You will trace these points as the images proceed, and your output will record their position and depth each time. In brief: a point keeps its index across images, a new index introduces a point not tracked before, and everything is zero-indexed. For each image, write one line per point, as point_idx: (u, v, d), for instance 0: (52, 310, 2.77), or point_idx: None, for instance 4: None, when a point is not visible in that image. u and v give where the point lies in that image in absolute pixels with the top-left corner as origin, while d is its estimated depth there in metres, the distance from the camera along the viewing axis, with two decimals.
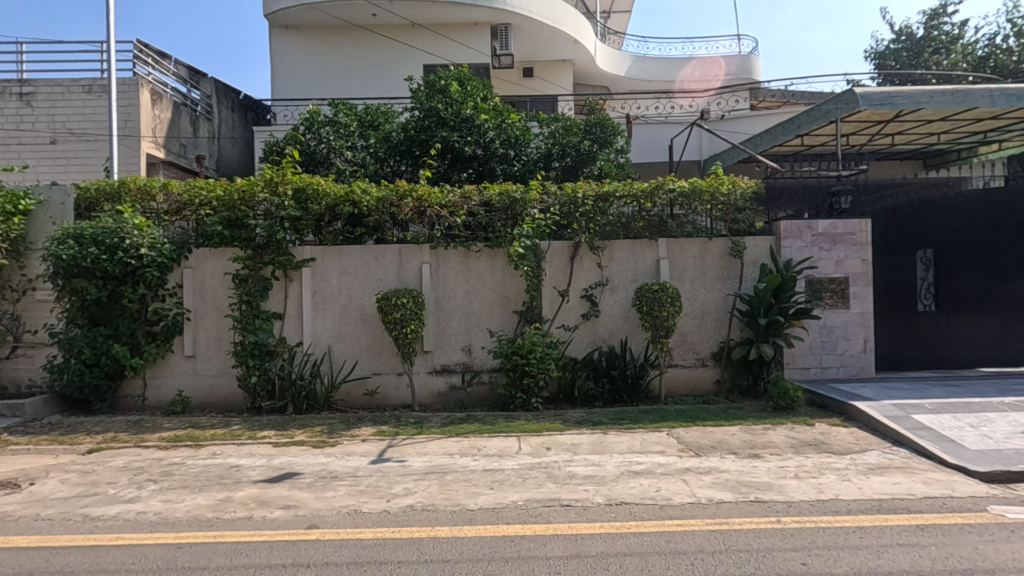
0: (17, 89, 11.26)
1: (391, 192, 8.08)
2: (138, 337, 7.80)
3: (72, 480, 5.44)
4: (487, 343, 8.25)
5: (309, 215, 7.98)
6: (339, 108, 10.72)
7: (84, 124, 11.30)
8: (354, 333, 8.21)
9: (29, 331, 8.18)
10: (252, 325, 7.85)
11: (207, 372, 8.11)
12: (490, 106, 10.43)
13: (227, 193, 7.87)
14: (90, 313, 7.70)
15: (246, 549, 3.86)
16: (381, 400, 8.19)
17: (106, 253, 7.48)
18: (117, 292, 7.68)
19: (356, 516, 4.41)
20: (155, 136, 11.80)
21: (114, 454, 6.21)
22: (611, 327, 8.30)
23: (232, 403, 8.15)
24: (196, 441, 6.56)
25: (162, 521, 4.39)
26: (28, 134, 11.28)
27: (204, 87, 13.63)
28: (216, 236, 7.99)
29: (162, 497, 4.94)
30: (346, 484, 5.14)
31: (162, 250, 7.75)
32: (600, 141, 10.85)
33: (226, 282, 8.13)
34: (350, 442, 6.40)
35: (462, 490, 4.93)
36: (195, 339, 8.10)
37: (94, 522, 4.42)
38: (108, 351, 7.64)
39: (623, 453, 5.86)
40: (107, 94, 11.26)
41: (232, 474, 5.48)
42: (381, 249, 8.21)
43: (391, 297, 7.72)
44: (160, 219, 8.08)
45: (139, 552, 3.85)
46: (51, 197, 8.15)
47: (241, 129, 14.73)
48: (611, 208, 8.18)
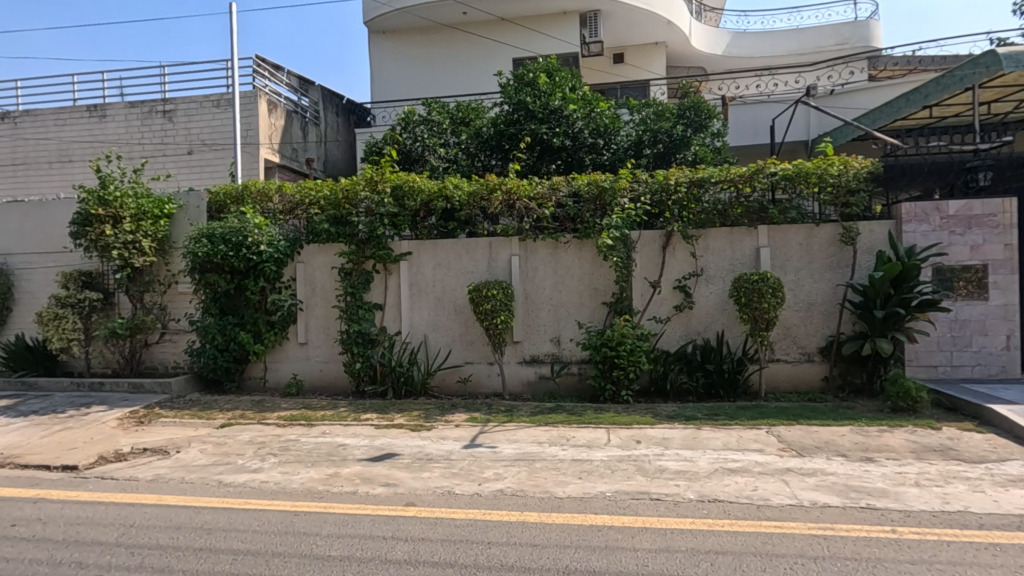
0: (161, 107, 12.86)
1: (482, 186, 8.28)
2: (259, 325, 8.65)
3: (209, 450, 6.20)
4: (576, 334, 8.25)
5: (406, 211, 8.41)
6: (432, 107, 11.13)
7: (214, 135, 12.65)
8: (447, 323, 8.56)
9: (174, 319, 9.39)
10: (356, 315, 8.41)
11: (318, 357, 8.85)
12: (579, 95, 10.33)
13: (332, 192, 8.50)
14: (221, 304, 8.70)
15: (353, 520, 4.19)
16: (473, 387, 8.48)
17: (233, 250, 8.37)
18: (242, 285, 8.59)
19: (450, 496, 4.65)
20: (272, 143, 12.97)
21: (242, 429, 6.98)
22: (706, 319, 7.98)
23: (339, 387, 8.81)
24: (308, 421, 7.19)
25: (281, 491, 4.89)
26: (170, 146, 12.84)
27: (312, 95, 14.76)
28: (323, 233, 8.64)
29: (282, 468, 5.50)
30: (441, 466, 5.41)
31: (278, 246, 8.54)
32: (695, 124, 10.37)
33: (333, 275, 8.82)
34: (445, 427, 6.70)
35: (551, 478, 5.01)
36: (307, 328, 8.87)
37: (227, 487, 5.01)
38: (235, 338, 8.57)
39: (717, 450, 5.64)
40: (231, 107, 12.52)
41: (339, 452, 5.96)
42: (473, 243, 8.47)
43: (481, 289, 7.96)
44: (277, 219, 8.91)
45: (263, 515, 4.32)
46: (189, 201, 9.28)
47: (345, 131, 15.89)
48: (705, 195, 7.82)
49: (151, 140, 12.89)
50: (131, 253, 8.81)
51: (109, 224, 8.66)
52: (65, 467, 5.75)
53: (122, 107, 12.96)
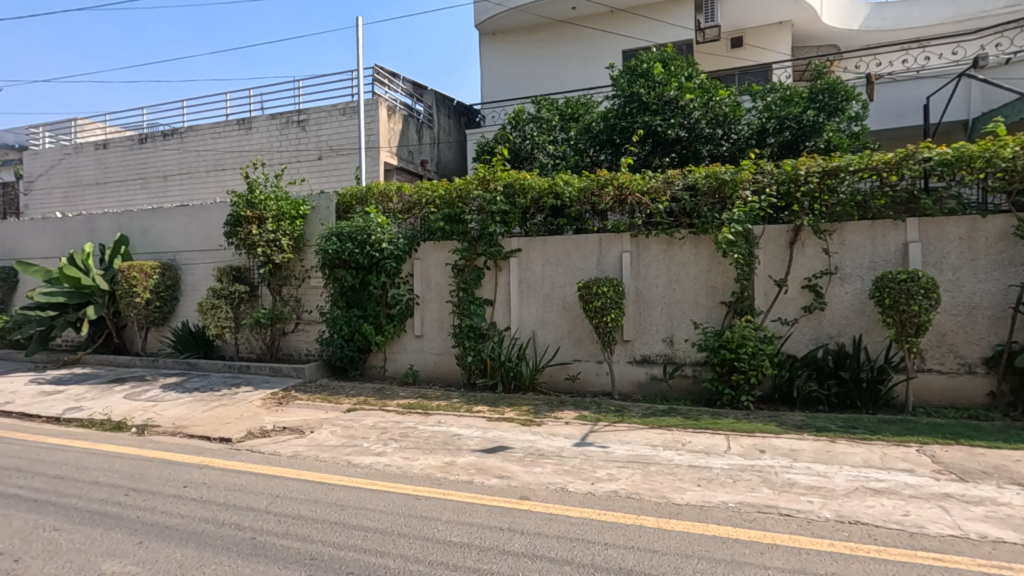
0: (296, 118, 14.16)
1: (592, 181, 8.18)
2: (380, 318, 9.23)
3: (339, 431, 6.73)
4: (691, 335, 7.88)
5: (517, 208, 8.53)
6: (542, 105, 11.23)
7: (340, 141, 13.70)
8: (556, 320, 8.56)
9: (307, 310, 10.32)
10: (468, 309, 8.69)
11: (432, 349, 9.27)
12: (696, 84, 9.85)
13: (447, 191, 8.85)
14: (348, 298, 9.41)
15: (470, 509, 4.33)
16: (582, 385, 8.40)
17: (358, 248, 9.01)
18: (365, 280, 9.22)
19: (564, 493, 4.64)
20: (391, 146, 13.80)
21: (366, 414, 7.50)
22: (840, 321, 7.26)
23: (451, 379, 9.15)
24: (425, 410, 7.56)
25: (404, 475, 5.17)
26: (303, 152, 14.10)
27: (427, 99, 15.48)
28: (438, 231, 9.02)
29: (403, 454, 5.82)
30: (552, 462, 5.43)
31: (397, 244, 9.06)
32: (828, 108, 9.46)
33: (447, 271, 9.19)
34: (555, 424, 6.72)
35: (667, 483, 4.83)
36: (422, 321, 9.33)
37: (355, 467, 5.41)
38: (359, 329, 9.23)
39: (856, 466, 5.11)
40: (356, 114, 13.48)
41: (454, 442, 6.19)
42: (583, 239, 8.40)
43: (591, 286, 7.86)
44: (396, 218, 9.45)
45: (388, 497, 4.59)
46: (321, 203, 10.16)
47: (456, 133, 16.54)
48: (841, 185, 7.11)
49: (288, 148, 14.25)
50: (272, 251, 9.79)
51: (255, 225, 9.68)
52: (222, 439, 6.52)
53: (264, 120, 14.45)
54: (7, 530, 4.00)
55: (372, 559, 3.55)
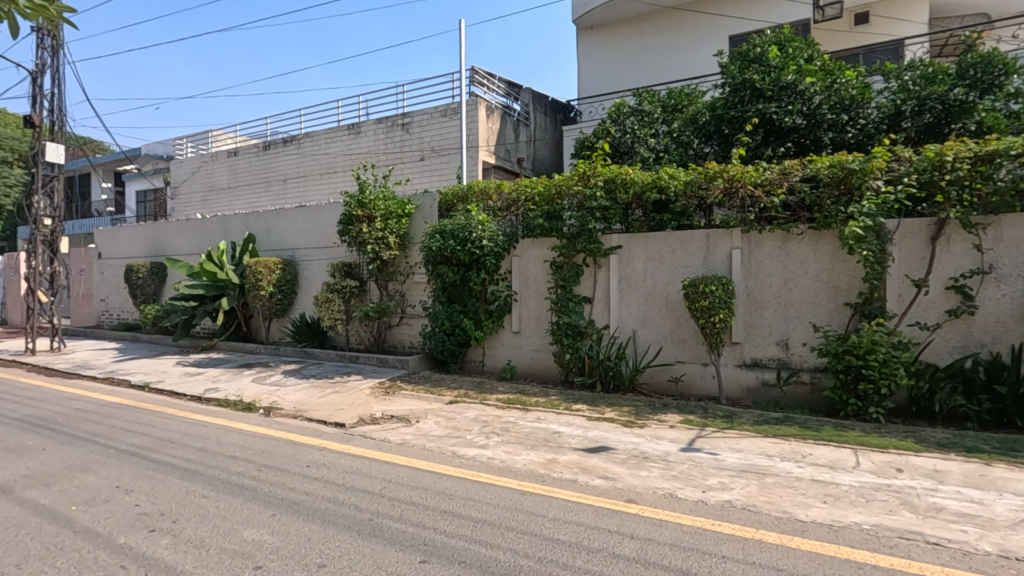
0: (401, 121, 14.84)
1: (700, 174, 7.79)
2: (479, 313, 9.42)
3: (442, 422, 6.95)
4: (810, 338, 7.28)
5: (618, 204, 8.34)
6: (643, 97, 10.95)
7: (441, 142, 14.17)
8: (658, 319, 8.27)
9: (411, 305, 10.79)
10: (566, 307, 8.64)
11: (530, 346, 9.31)
12: (817, 66, 9.13)
13: (546, 188, 8.85)
14: (449, 293, 9.69)
15: (577, 508, 4.28)
16: (685, 388, 8.05)
17: (460, 245, 9.25)
18: (466, 276, 9.45)
19: (673, 500, 4.45)
20: (489, 145, 14.07)
21: (467, 407, 7.69)
22: (995, 328, 6.38)
23: (549, 376, 9.14)
24: (524, 405, 7.61)
25: (508, 469, 5.23)
26: (407, 154, 14.76)
27: (524, 97, 15.60)
28: (537, 228, 9.05)
29: (505, 448, 5.89)
30: (658, 467, 5.24)
31: (497, 241, 9.20)
32: (980, 84, 8.31)
33: (545, 268, 9.20)
34: (658, 427, 6.49)
35: (787, 497, 4.47)
36: (521, 317, 9.40)
37: (461, 458, 5.55)
38: (460, 324, 9.49)
39: (1019, 495, 4.44)
40: (456, 115, 13.88)
41: (555, 439, 6.17)
42: (688, 235, 8.03)
43: (698, 284, 7.50)
44: (496, 215, 9.60)
45: (494, 490, 4.66)
46: (424, 202, 10.58)
47: (551, 130, 16.53)
48: (997, 172, 6.20)
49: (393, 150, 14.98)
50: (381, 248, 10.33)
51: (365, 223, 10.28)
52: (337, 424, 6.98)
53: (372, 124, 15.29)
54: (165, 494, 4.53)
55: (483, 550, 3.61)
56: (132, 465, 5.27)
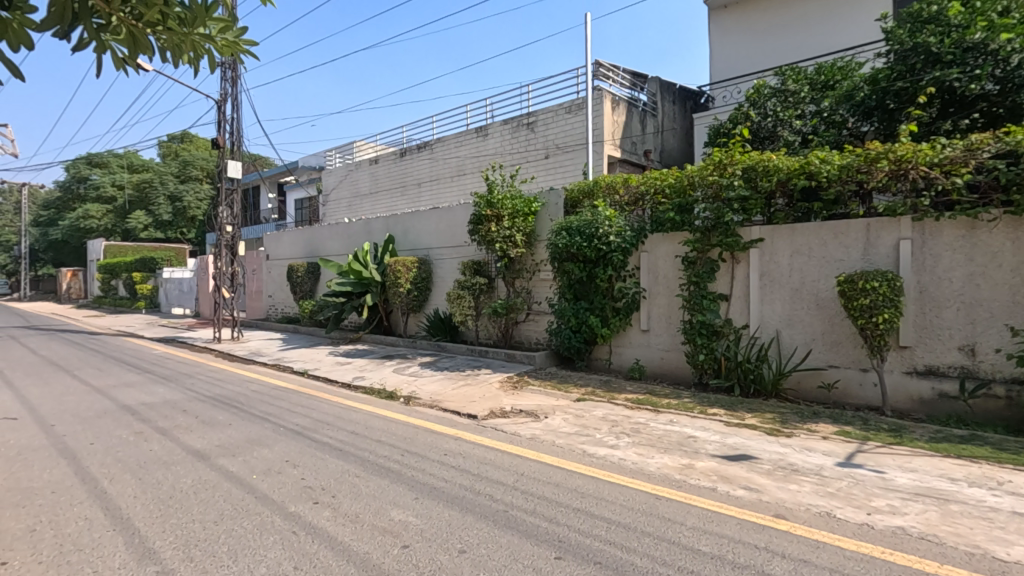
0: (526, 121, 15.09)
1: (859, 157, 6.93)
2: (606, 311, 9.27)
3: (571, 420, 6.94)
4: (1005, 343, 6.14)
5: (759, 194, 7.70)
6: (787, 76, 10.04)
7: (566, 139, 14.15)
8: (807, 319, 7.50)
9: (537, 302, 10.92)
10: (700, 305, 8.19)
11: (660, 345, 8.97)
12: (1015, 19, 7.67)
13: (678, 180, 8.46)
14: (575, 290, 9.64)
15: (718, 519, 4.02)
16: (841, 396, 7.23)
17: (586, 241, 9.17)
18: (592, 273, 9.34)
19: (831, 519, 4.01)
20: (614, 139, 13.78)
21: (595, 405, 7.60)
22: None
23: (680, 377, 8.72)
24: (655, 407, 7.34)
25: (641, 472, 5.07)
26: (533, 152, 14.96)
27: (650, 87, 15.07)
28: (668, 222, 8.69)
29: (637, 449, 5.73)
30: (811, 481, 4.74)
31: (625, 236, 8.97)
32: None
33: (677, 264, 8.78)
34: (809, 437, 5.89)
35: (979, 530, 3.81)
36: (649, 315, 9.09)
37: (591, 457, 5.50)
38: (587, 321, 9.41)
39: None
40: (581, 111, 13.78)
41: (690, 444, 5.87)
42: (844, 226, 7.18)
43: (856, 281, 6.68)
44: (623, 210, 9.38)
45: (627, 492, 4.54)
46: (550, 200, 10.65)
47: (681, 119, 15.79)
48: None
49: (519, 149, 15.28)
50: (508, 246, 10.62)
51: (493, 222, 10.62)
52: (470, 415, 7.28)
53: (499, 125, 15.73)
54: (325, 471, 5.05)
55: (618, 553, 3.53)
56: (298, 443, 5.96)
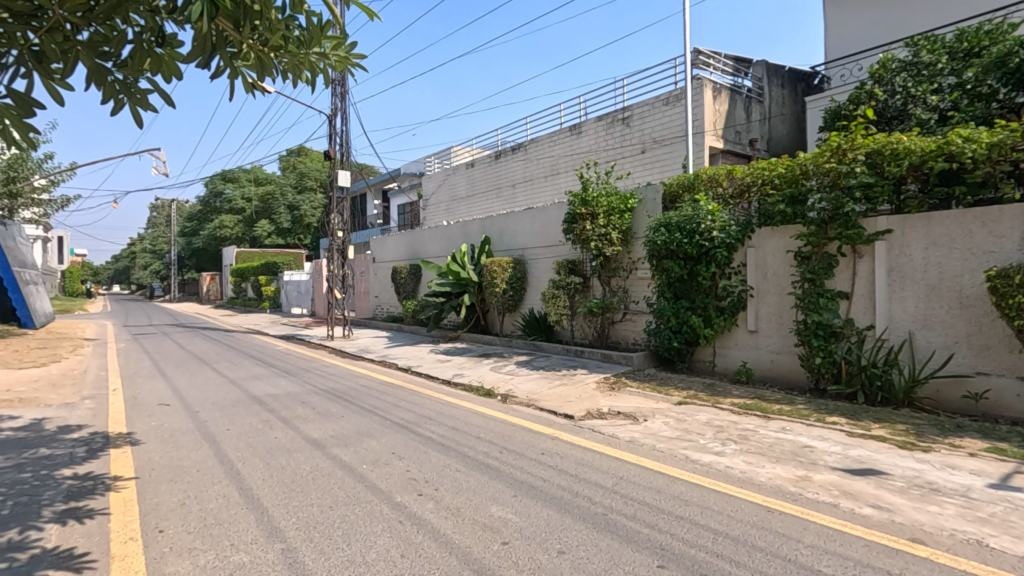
0: (622, 116, 14.76)
1: (1013, 132, 6.03)
2: (709, 310, 8.83)
3: (672, 423, 6.67)
4: None
5: (887, 180, 6.95)
6: (920, 46, 8.98)
7: (664, 132, 13.67)
8: (947, 320, 6.64)
9: (634, 301, 10.65)
10: (816, 304, 7.53)
11: (769, 347, 8.38)
12: None
13: (788, 169, 7.85)
14: (675, 289, 9.26)
15: (841, 538, 3.66)
16: (991, 407, 6.32)
17: (687, 237, 8.79)
18: (694, 270, 8.92)
19: (982, 548, 3.50)
20: (716, 129, 13.08)
21: (698, 409, 7.26)
22: None
23: (793, 382, 8.09)
24: (765, 413, 6.87)
25: (750, 482, 4.76)
26: (628, 148, 14.61)
27: (755, 71, 14.19)
28: (778, 215, 8.10)
29: (745, 458, 5.38)
30: (956, 503, 4.18)
31: (729, 231, 8.48)
32: None
33: (788, 259, 8.15)
34: (951, 453, 5.21)
35: None
36: (757, 315, 8.52)
37: (695, 463, 5.25)
38: (688, 321, 9.03)
39: None
40: (680, 102, 13.24)
41: (806, 454, 5.41)
42: (994, 213, 6.27)
43: (1012, 276, 5.80)
44: (727, 203, 8.88)
45: (736, 503, 4.28)
46: (647, 195, 10.34)
47: (790, 103, 14.67)
48: None
49: (614, 145, 14.98)
50: (604, 244, 10.47)
51: (588, 220, 10.49)
52: (566, 415, 7.25)
53: (593, 122, 15.54)
54: (429, 464, 5.26)
55: (725, 566, 3.33)
56: (403, 436, 6.25)
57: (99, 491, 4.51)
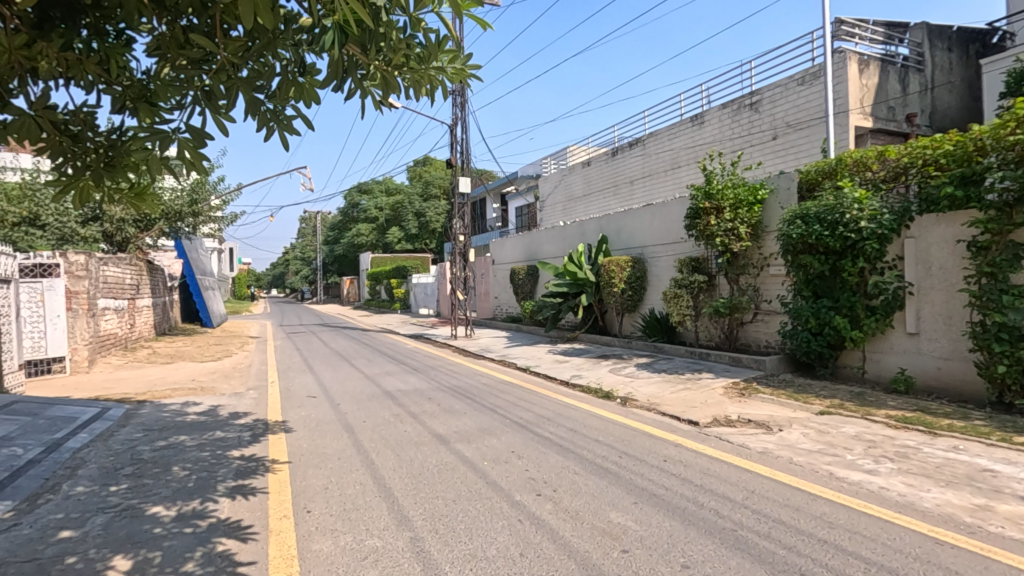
0: (749, 101, 13.74)
1: None
2: (857, 309, 7.86)
3: (812, 435, 6.05)
4: None
5: None
6: None
7: (799, 114, 12.48)
8: None
9: (766, 300, 9.85)
10: (998, 302, 6.31)
11: (935, 352, 7.27)
12: None
13: (959, 146, 6.78)
14: (814, 286, 8.41)
15: None
16: None
17: (828, 229, 7.92)
18: (838, 266, 8.00)
19: None
20: (864, 106, 11.64)
21: (844, 421, 6.50)
22: None
23: (967, 394, 6.96)
24: (930, 428, 5.96)
25: (912, 507, 4.15)
26: (757, 135, 13.55)
27: (914, 35, 12.52)
28: (944, 200, 7.01)
29: (905, 479, 4.71)
30: None
31: (881, 221, 7.50)
32: None
33: (959, 250, 7.00)
34: None
35: None
36: (918, 315, 7.45)
37: (841, 482, 4.70)
38: (830, 322, 8.10)
39: None
40: (818, 80, 12.02)
41: (986, 479, 4.60)
42: None
43: None
44: (878, 188, 7.91)
45: (893, 530, 3.76)
46: (780, 184, 9.57)
47: (960, 68, 12.69)
48: None
49: (741, 133, 13.99)
50: (730, 240, 9.80)
51: (713, 215, 9.88)
52: (690, 422, 6.88)
53: (717, 110, 14.65)
54: (547, 465, 5.28)
55: None
56: (521, 435, 6.35)
57: (260, 471, 5.14)
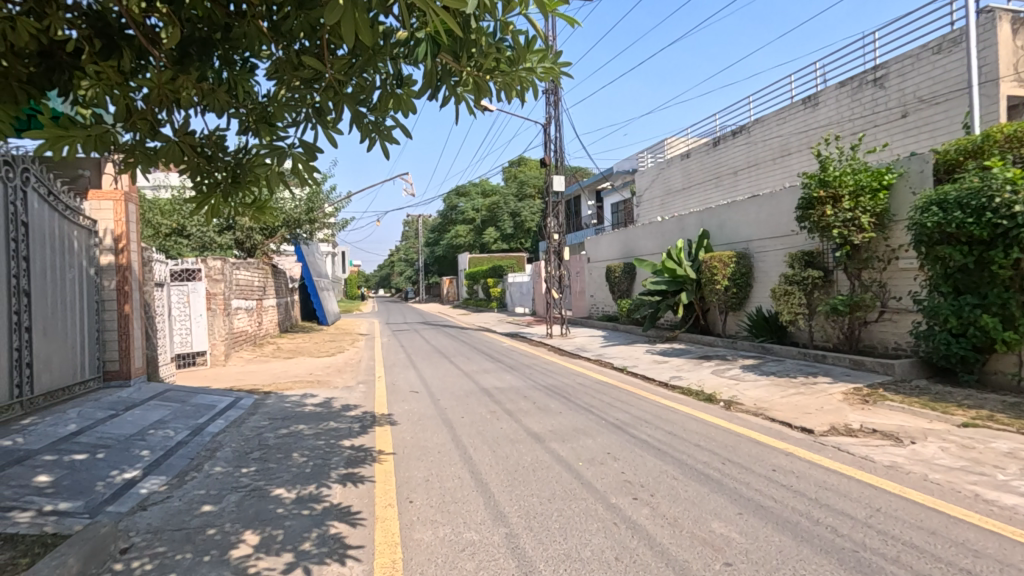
0: (872, 76, 12.43)
1: None
2: (1012, 307, 6.79)
3: (953, 450, 5.34)
4: None
5: None
6: None
7: (934, 87, 11.09)
8: None
9: (894, 297, 8.87)
10: None
11: None
12: None
13: None
14: (955, 281, 7.39)
15: None
16: None
17: (972, 216, 6.95)
18: (985, 257, 6.96)
19: None
20: (1019, 72, 10.07)
21: (995, 436, 5.67)
22: None
23: None
24: None
25: None
26: (882, 113, 12.23)
27: None
28: None
29: None
30: None
31: None
32: None
33: None
34: None
35: None
36: None
37: (989, 505, 4.11)
38: (976, 322, 7.07)
39: None
40: (959, 46, 10.59)
41: None
42: None
43: None
44: None
45: None
46: (911, 167, 8.53)
47: None
48: None
49: (863, 113, 12.68)
50: (850, 231, 8.90)
51: (829, 204, 9.03)
52: (804, 429, 6.36)
53: (833, 90, 13.42)
54: (644, 468, 5.14)
55: None
56: (617, 437, 6.23)
57: (368, 461, 5.48)
